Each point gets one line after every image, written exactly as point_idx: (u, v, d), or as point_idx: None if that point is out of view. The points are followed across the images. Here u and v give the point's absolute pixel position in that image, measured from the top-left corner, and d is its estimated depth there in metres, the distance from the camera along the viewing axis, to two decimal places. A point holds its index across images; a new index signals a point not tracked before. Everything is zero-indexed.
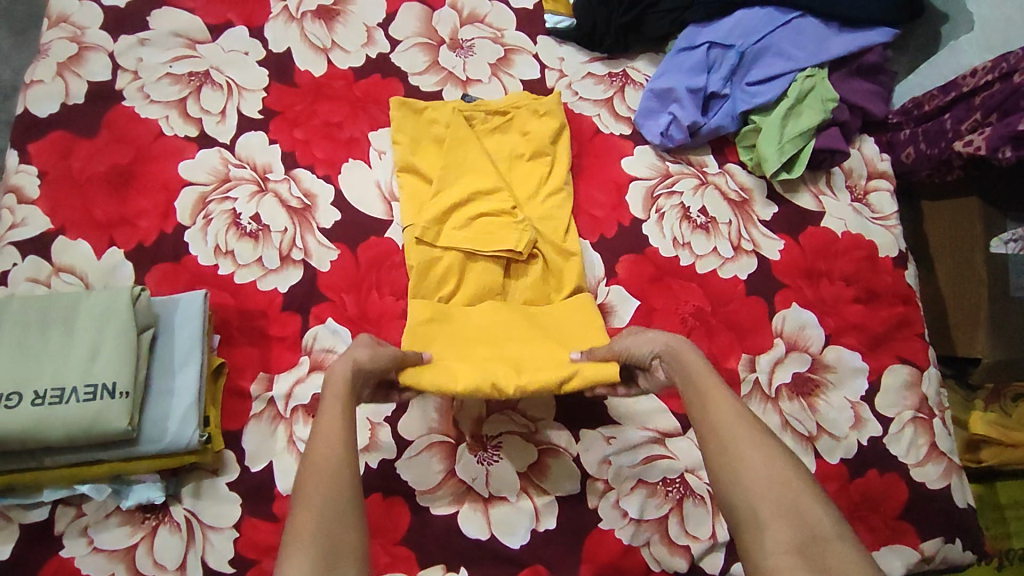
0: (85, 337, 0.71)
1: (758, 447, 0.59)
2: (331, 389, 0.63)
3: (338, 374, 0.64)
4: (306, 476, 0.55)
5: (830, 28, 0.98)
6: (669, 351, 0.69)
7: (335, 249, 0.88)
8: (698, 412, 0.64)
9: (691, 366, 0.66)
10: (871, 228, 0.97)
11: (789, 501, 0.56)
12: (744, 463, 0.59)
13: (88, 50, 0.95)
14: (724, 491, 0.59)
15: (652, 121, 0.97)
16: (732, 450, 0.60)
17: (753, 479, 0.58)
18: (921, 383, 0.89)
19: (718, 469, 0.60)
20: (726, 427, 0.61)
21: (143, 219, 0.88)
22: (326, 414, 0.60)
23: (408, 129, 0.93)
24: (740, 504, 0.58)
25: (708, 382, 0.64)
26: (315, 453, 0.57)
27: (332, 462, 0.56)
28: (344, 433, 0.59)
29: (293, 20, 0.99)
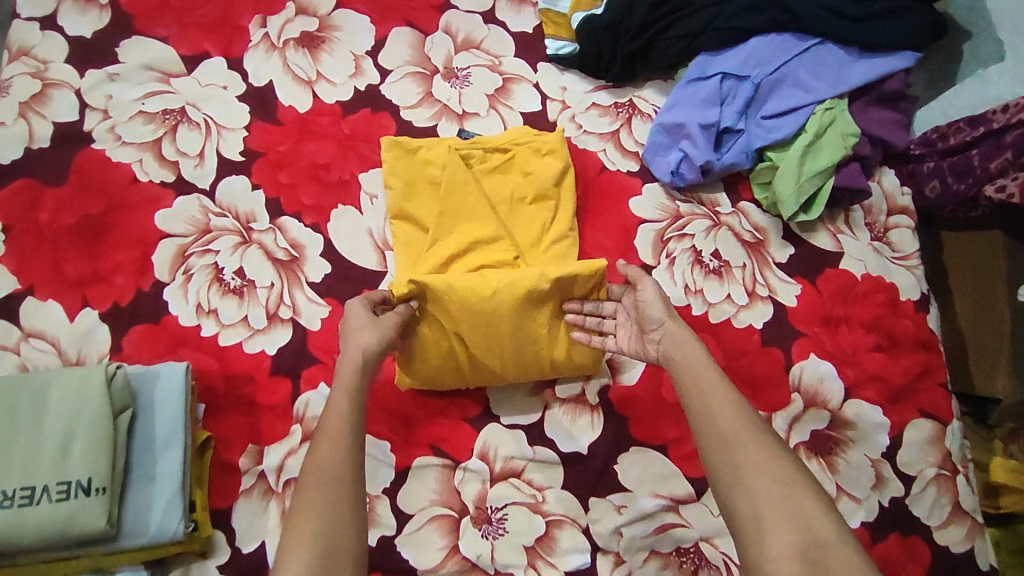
0: (57, 427, 0.66)
1: (762, 448, 0.63)
2: (341, 384, 0.67)
3: (347, 370, 0.68)
4: (309, 480, 0.61)
5: (850, 55, 0.91)
6: (671, 337, 0.72)
7: (326, 305, 0.83)
8: (700, 410, 0.66)
9: (694, 363, 0.69)
10: (892, 270, 0.91)
11: (791, 504, 0.60)
12: (750, 466, 0.62)
13: (52, 87, 0.87)
14: (727, 493, 0.62)
15: (661, 157, 0.91)
16: (736, 451, 0.63)
17: (758, 480, 0.61)
18: (943, 438, 0.86)
19: (722, 470, 0.63)
20: (728, 426, 0.64)
21: (118, 275, 0.82)
22: (330, 418, 0.65)
23: (401, 172, 0.86)
24: (743, 505, 0.61)
25: (710, 377, 0.67)
26: (317, 456, 0.62)
27: (332, 470, 0.61)
28: (348, 437, 0.64)
29: (274, 49, 0.92)
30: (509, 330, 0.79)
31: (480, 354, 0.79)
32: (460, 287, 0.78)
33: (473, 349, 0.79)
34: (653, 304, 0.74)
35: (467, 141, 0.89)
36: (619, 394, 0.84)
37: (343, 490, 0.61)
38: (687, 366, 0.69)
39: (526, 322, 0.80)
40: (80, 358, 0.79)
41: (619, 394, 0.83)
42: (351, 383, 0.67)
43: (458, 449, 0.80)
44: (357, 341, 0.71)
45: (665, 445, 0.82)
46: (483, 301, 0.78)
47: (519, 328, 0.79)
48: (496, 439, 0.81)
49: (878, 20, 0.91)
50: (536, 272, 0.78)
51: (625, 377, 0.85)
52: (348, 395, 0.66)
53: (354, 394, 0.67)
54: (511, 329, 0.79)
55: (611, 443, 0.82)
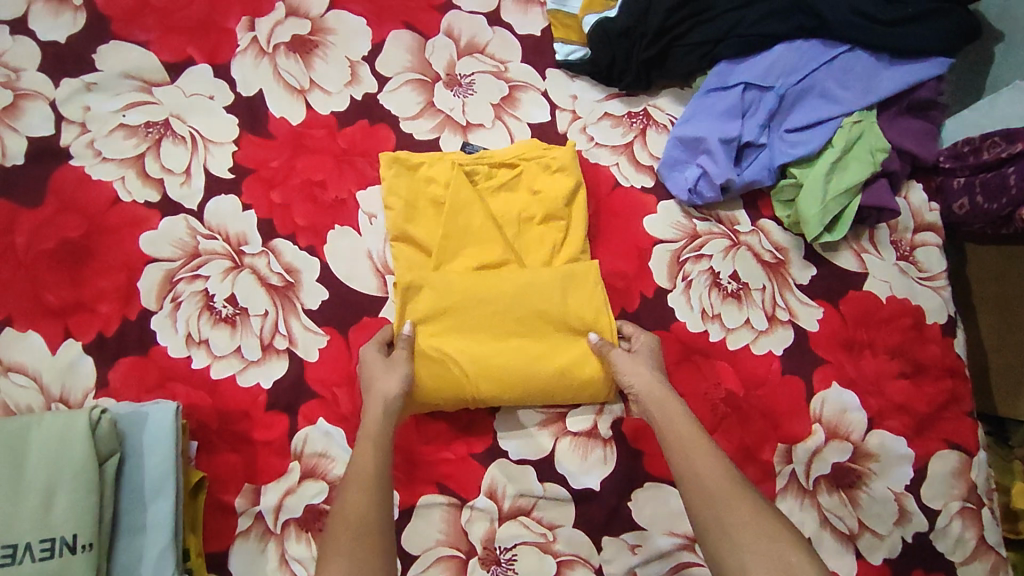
0: (38, 479, 0.62)
1: (746, 502, 0.61)
2: (365, 430, 0.67)
3: (371, 417, 0.68)
4: (338, 529, 0.59)
5: (880, 61, 0.85)
6: (649, 396, 0.71)
7: (324, 334, 0.79)
8: (682, 464, 0.65)
9: (677, 421, 0.69)
10: (918, 291, 0.87)
11: (774, 552, 0.58)
12: (733, 518, 0.60)
13: (25, 98, 0.81)
14: (716, 549, 0.60)
15: (678, 172, 0.86)
16: (719, 506, 0.61)
17: (741, 530, 0.60)
18: (969, 469, 0.83)
19: (705, 521, 0.62)
20: (708, 476, 0.63)
21: (102, 303, 0.77)
22: (357, 467, 0.64)
23: (401, 190, 0.81)
24: (731, 560, 0.59)
25: (687, 431, 0.67)
26: (345, 508, 0.61)
27: (362, 512, 0.60)
28: (377, 481, 0.63)
29: (264, 54, 0.86)
30: (517, 332, 0.77)
31: (488, 361, 0.76)
32: (473, 286, 0.77)
33: (481, 356, 0.76)
34: (624, 372, 0.74)
35: (472, 155, 0.83)
36: (633, 426, 0.80)
37: (370, 538, 0.59)
38: (669, 428, 0.68)
39: (543, 326, 0.77)
40: (63, 394, 0.74)
41: (634, 426, 0.80)
42: (377, 430, 0.67)
43: (465, 486, 0.77)
44: (378, 387, 0.71)
45: None
46: (494, 299, 0.77)
47: (529, 333, 0.77)
48: (505, 476, 0.77)
49: (911, 24, 0.84)
50: (555, 272, 0.78)
51: None
52: (375, 445, 0.66)
53: (381, 443, 0.66)
54: (523, 332, 0.77)
55: (624, 478, 0.78)
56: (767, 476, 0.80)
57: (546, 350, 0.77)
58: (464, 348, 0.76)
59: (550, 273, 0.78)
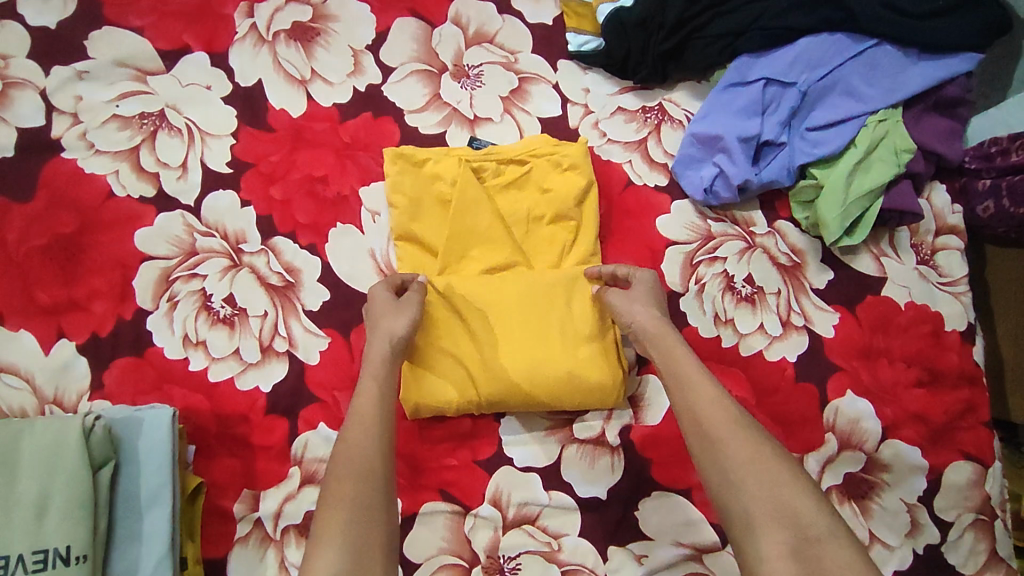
0: (30, 489, 0.60)
1: (748, 446, 0.58)
2: (368, 370, 0.65)
3: (376, 358, 0.66)
4: (337, 470, 0.57)
5: (908, 57, 0.81)
6: (642, 335, 0.69)
7: (325, 336, 0.76)
8: (683, 407, 0.62)
9: (676, 360, 0.65)
10: (938, 297, 0.84)
11: (780, 498, 0.56)
12: (738, 464, 0.58)
13: (14, 87, 0.78)
14: (719, 493, 0.58)
15: (693, 171, 0.83)
16: (721, 450, 0.59)
17: (745, 476, 0.57)
18: (985, 480, 0.80)
19: (707, 465, 0.59)
20: (711, 420, 0.60)
21: (97, 302, 0.75)
22: (360, 407, 0.62)
23: (406, 187, 0.78)
24: (734, 504, 0.57)
25: (688, 367, 0.64)
26: (347, 446, 0.59)
27: (362, 452, 0.59)
28: (378, 423, 0.61)
29: (263, 42, 0.82)
30: (526, 335, 0.74)
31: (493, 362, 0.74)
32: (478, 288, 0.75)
33: (488, 359, 0.74)
34: (624, 311, 0.71)
35: (479, 151, 0.80)
36: (641, 434, 0.78)
37: (373, 480, 0.57)
38: (670, 369, 0.65)
39: (550, 330, 0.75)
40: (57, 396, 0.72)
41: (643, 434, 0.78)
42: (382, 370, 0.65)
43: (469, 493, 0.75)
44: (383, 326, 0.69)
45: (689, 489, 0.77)
46: (500, 298, 0.75)
47: (535, 338, 0.74)
48: (510, 484, 0.75)
49: (941, 18, 0.79)
50: (559, 276, 0.76)
51: (648, 416, 0.79)
52: (377, 386, 0.64)
53: (385, 384, 0.64)
54: (531, 337, 0.74)
55: (631, 487, 0.76)
56: None
57: (554, 355, 0.74)
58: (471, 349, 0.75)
59: (554, 276, 0.76)
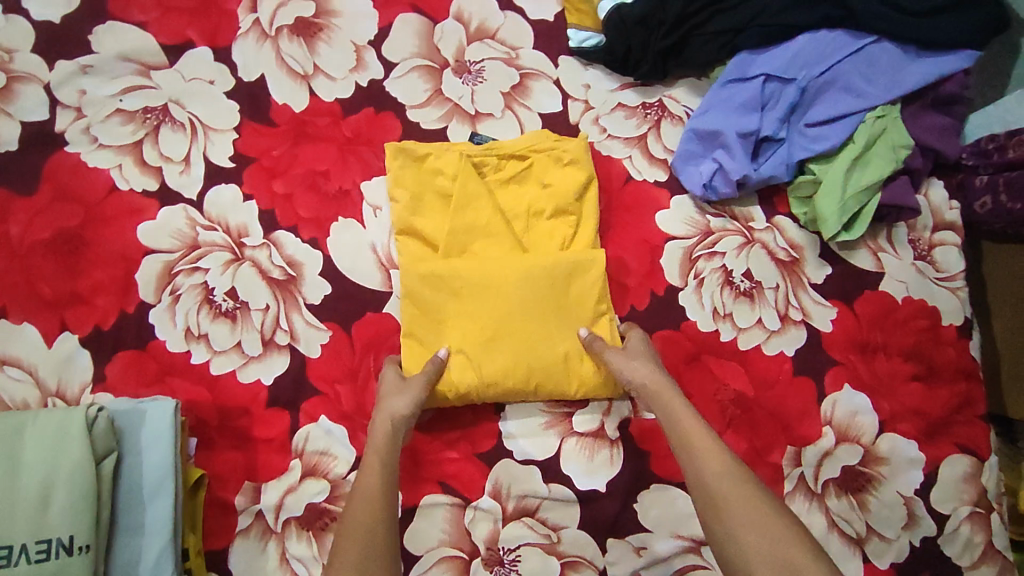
0: (33, 480, 0.61)
1: (746, 501, 0.61)
2: (371, 444, 0.68)
3: (377, 434, 0.68)
4: (344, 541, 0.61)
5: (906, 54, 0.82)
6: (647, 394, 0.70)
7: (326, 330, 0.77)
8: (687, 467, 0.65)
9: (680, 417, 0.68)
10: (935, 292, 0.85)
11: (781, 554, 0.57)
12: (738, 521, 0.60)
13: (17, 81, 0.78)
14: (723, 551, 0.61)
15: (692, 166, 0.83)
16: (721, 508, 0.61)
17: (745, 533, 0.59)
18: (981, 474, 0.81)
19: (711, 525, 0.62)
20: (713, 479, 0.63)
21: (100, 295, 0.75)
22: (364, 480, 0.65)
23: (409, 183, 0.78)
24: (736, 560, 0.59)
25: (690, 428, 0.67)
26: (352, 520, 0.62)
27: (365, 523, 0.62)
28: (381, 495, 0.64)
29: (266, 37, 0.82)
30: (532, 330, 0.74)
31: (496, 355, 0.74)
32: (476, 271, 0.75)
33: (489, 353, 0.74)
34: (624, 369, 0.72)
35: (480, 146, 0.80)
36: (640, 428, 0.78)
37: (377, 553, 0.60)
38: (676, 435, 0.67)
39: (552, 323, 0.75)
40: (61, 388, 0.73)
41: (642, 428, 0.78)
42: (383, 444, 0.68)
43: (469, 485, 0.76)
44: (387, 406, 0.70)
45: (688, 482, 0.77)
46: (495, 275, 0.75)
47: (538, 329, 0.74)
48: (509, 476, 0.76)
49: (940, 15, 0.80)
50: (566, 259, 0.76)
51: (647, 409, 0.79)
52: (381, 459, 0.67)
53: (387, 454, 0.67)
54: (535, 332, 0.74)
55: (631, 480, 0.77)
56: (776, 479, 0.79)
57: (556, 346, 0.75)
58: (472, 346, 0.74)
59: (559, 257, 0.76)
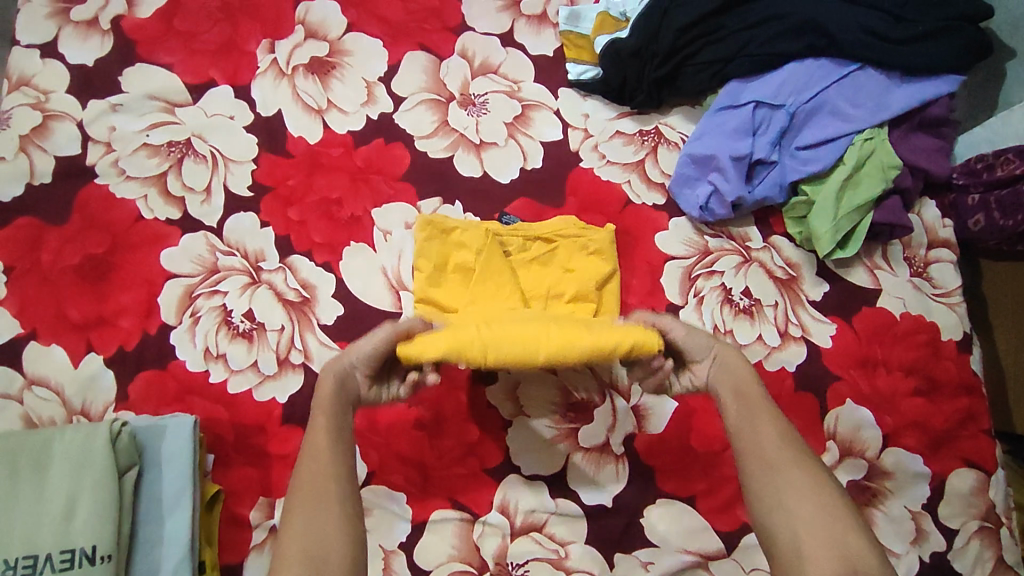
0: (60, 492, 0.63)
1: (806, 472, 0.59)
2: (320, 401, 0.62)
3: (323, 394, 0.63)
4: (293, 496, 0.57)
5: (891, 79, 0.85)
6: (723, 362, 0.67)
7: (338, 349, 0.80)
8: (744, 430, 0.63)
9: (743, 381, 0.66)
10: (933, 308, 0.86)
11: (833, 530, 0.55)
12: (794, 490, 0.58)
13: (53, 119, 0.84)
14: (767, 519, 0.59)
15: (689, 189, 0.87)
16: (778, 475, 0.59)
17: (799, 504, 0.57)
18: (988, 488, 0.81)
19: (761, 489, 0.60)
20: (771, 446, 0.61)
21: (124, 318, 0.79)
22: (314, 429, 0.60)
23: (434, 250, 0.81)
24: (782, 526, 0.57)
25: (754, 393, 0.65)
26: (302, 470, 0.59)
27: (316, 474, 0.58)
28: (330, 443, 0.60)
29: (283, 76, 0.88)
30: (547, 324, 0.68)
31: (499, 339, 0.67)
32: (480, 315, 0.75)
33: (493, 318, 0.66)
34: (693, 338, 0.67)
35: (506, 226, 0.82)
36: (645, 443, 0.79)
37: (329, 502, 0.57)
38: (738, 396, 0.65)
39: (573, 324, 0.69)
40: (84, 407, 0.76)
41: (647, 444, 0.79)
42: (329, 395, 0.62)
43: (477, 501, 0.77)
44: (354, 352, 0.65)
45: (694, 497, 0.78)
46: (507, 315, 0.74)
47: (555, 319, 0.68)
48: (517, 492, 0.77)
49: (921, 42, 0.84)
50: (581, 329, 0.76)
51: (651, 425, 0.80)
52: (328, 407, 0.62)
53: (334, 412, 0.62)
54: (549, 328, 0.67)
55: (636, 495, 0.78)
56: None
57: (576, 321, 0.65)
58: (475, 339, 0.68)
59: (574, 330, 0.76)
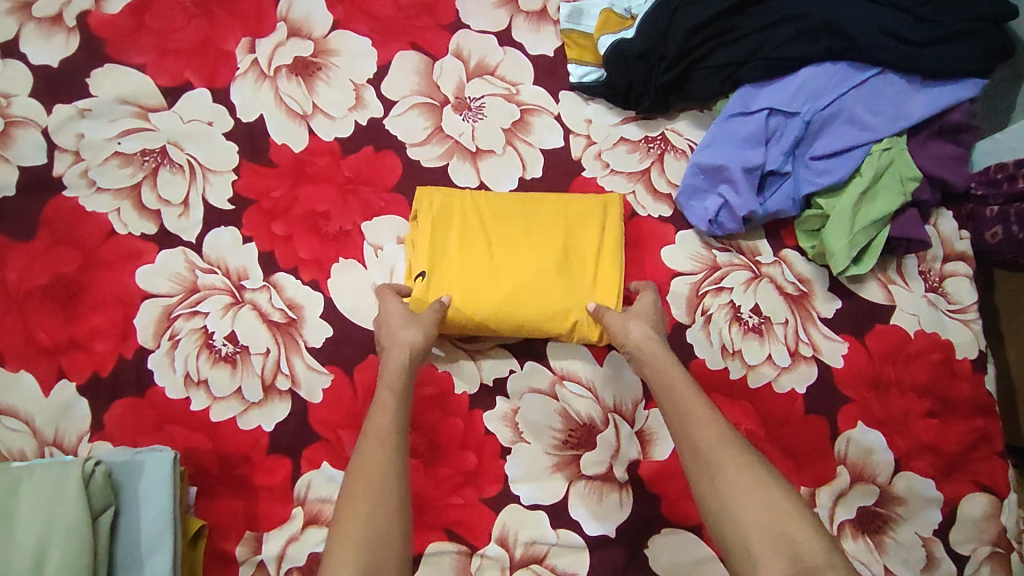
0: (30, 539, 0.59)
1: (744, 471, 0.59)
2: (386, 381, 0.67)
3: (393, 367, 0.67)
4: (356, 479, 0.60)
5: (911, 84, 0.80)
6: (638, 359, 0.69)
7: (328, 373, 0.75)
8: (681, 432, 0.63)
9: (670, 375, 0.67)
10: (948, 325, 0.83)
11: (778, 529, 0.56)
12: (733, 490, 0.59)
13: (16, 126, 0.78)
14: (716, 520, 0.59)
15: (698, 202, 0.82)
16: (718, 478, 0.60)
17: (740, 504, 0.58)
18: (1001, 512, 0.79)
19: (705, 492, 0.60)
20: (708, 447, 0.61)
21: (98, 341, 0.74)
22: (376, 418, 0.64)
23: (451, 231, 0.76)
24: (729, 528, 0.58)
25: (683, 391, 0.66)
26: (364, 454, 0.61)
27: (376, 462, 0.61)
28: (392, 436, 0.63)
29: (264, 78, 0.82)
30: (532, 232, 0.77)
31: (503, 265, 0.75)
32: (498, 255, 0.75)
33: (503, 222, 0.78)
34: (619, 330, 0.71)
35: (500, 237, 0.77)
36: (650, 470, 0.76)
37: (385, 491, 0.59)
38: (660, 388, 0.67)
39: (556, 224, 0.77)
40: (57, 438, 0.71)
41: (651, 470, 0.76)
42: (399, 383, 0.66)
43: (476, 532, 0.74)
44: (401, 338, 0.69)
45: (700, 526, 0.75)
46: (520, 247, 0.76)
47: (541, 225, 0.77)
48: (517, 523, 0.74)
49: (945, 44, 0.79)
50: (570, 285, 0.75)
51: (656, 451, 0.77)
52: (392, 396, 0.66)
53: (400, 397, 0.66)
54: (535, 233, 0.77)
55: (640, 524, 0.75)
56: None
57: (552, 212, 0.78)
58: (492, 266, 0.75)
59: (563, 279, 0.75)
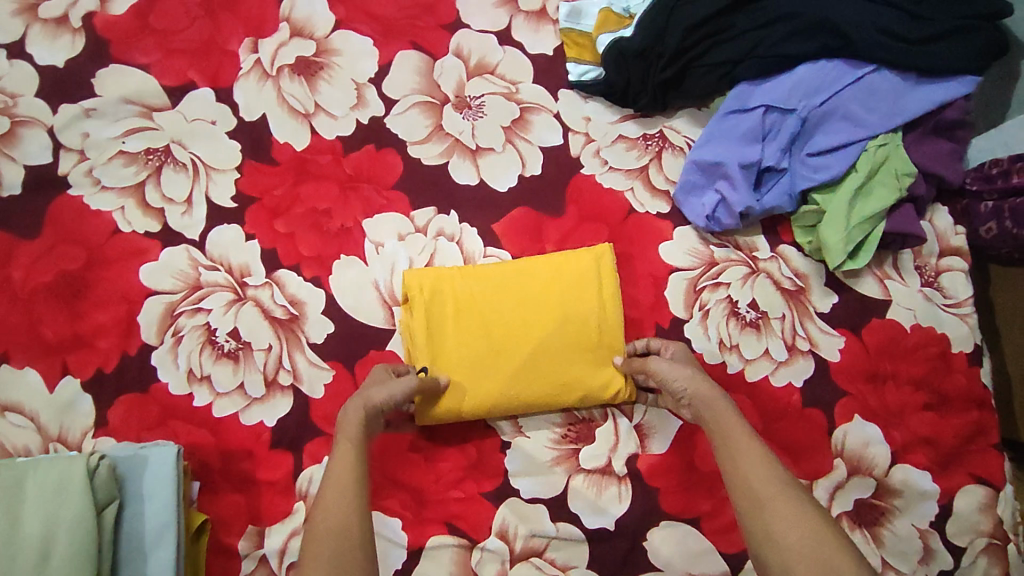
0: (35, 531, 0.60)
1: (791, 502, 0.57)
2: (345, 430, 0.63)
3: (349, 417, 0.64)
4: (316, 529, 0.54)
5: (906, 81, 0.81)
6: (699, 399, 0.67)
7: (329, 369, 0.76)
8: (729, 458, 0.62)
9: (716, 403, 0.66)
10: (944, 319, 0.83)
11: (829, 562, 0.52)
12: (780, 518, 0.56)
13: (22, 125, 0.79)
14: (760, 551, 0.56)
15: (695, 198, 0.83)
16: (764, 509, 0.57)
17: (788, 534, 0.55)
18: (998, 504, 0.79)
19: (751, 518, 0.58)
20: (757, 477, 0.59)
21: (102, 337, 0.75)
22: (335, 465, 0.59)
23: (447, 311, 0.76)
24: (772, 557, 0.55)
25: (730, 420, 0.64)
26: (324, 503, 0.57)
27: (340, 508, 0.56)
28: (354, 482, 0.58)
29: (267, 77, 0.83)
30: (521, 304, 0.76)
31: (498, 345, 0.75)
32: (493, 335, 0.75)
33: (488, 294, 0.77)
34: (673, 376, 0.69)
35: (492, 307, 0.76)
36: (648, 464, 0.77)
37: (352, 535, 0.54)
38: (716, 422, 0.64)
39: (554, 284, 0.77)
40: (62, 433, 0.72)
41: (650, 464, 0.77)
42: (357, 432, 0.62)
43: (476, 526, 0.74)
44: (365, 393, 0.67)
45: (699, 519, 0.76)
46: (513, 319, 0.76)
47: (530, 298, 0.76)
48: (517, 516, 0.75)
49: (939, 42, 0.80)
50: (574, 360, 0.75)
51: (655, 445, 0.78)
52: (354, 440, 0.62)
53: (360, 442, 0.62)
54: (532, 298, 0.76)
55: (639, 518, 0.75)
56: None
57: (540, 281, 0.77)
58: (486, 346, 0.75)
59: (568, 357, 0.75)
